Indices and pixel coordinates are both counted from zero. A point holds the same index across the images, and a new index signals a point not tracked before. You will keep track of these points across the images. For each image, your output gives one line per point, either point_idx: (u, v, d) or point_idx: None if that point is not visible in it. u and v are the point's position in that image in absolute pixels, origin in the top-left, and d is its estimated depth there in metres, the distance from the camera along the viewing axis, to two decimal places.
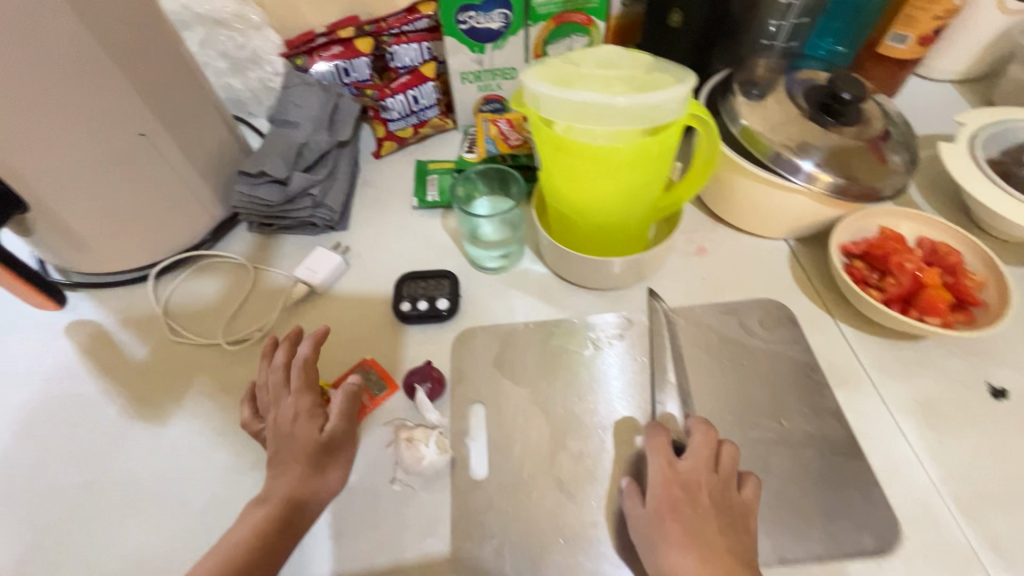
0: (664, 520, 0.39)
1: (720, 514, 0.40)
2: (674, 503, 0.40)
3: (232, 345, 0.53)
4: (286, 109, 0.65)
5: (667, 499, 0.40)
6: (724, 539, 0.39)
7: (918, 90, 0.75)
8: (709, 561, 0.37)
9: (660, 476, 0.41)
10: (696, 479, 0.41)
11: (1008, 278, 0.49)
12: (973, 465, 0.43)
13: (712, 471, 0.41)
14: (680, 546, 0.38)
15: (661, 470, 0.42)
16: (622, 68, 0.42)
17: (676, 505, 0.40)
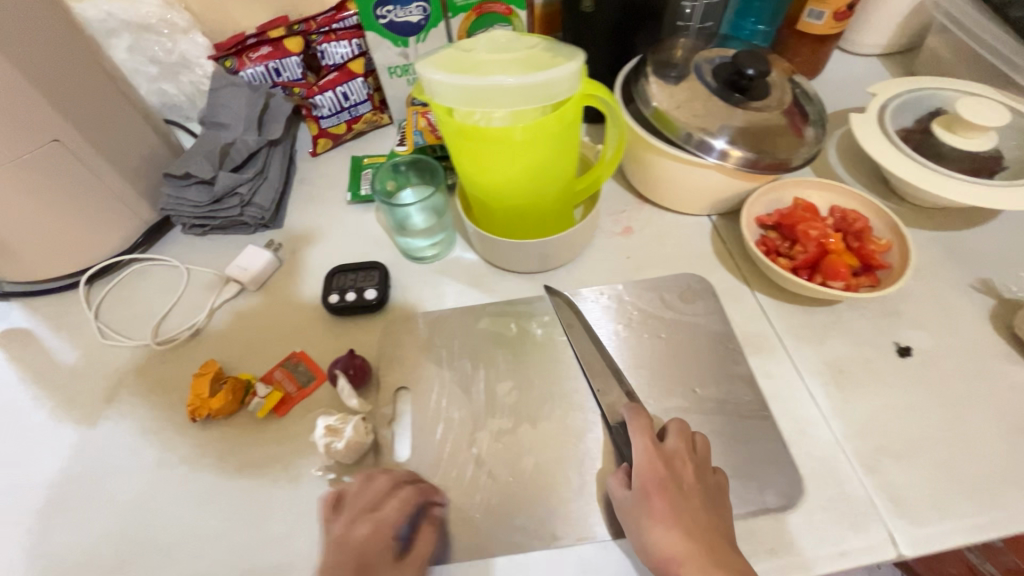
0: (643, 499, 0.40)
1: (702, 492, 0.40)
2: (659, 484, 0.40)
3: (161, 345, 0.54)
4: (215, 111, 0.65)
5: (650, 478, 0.40)
6: (706, 515, 0.39)
7: (844, 65, 0.77)
8: (692, 536, 0.38)
9: (643, 458, 0.41)
10: (675, 457, 0.42)
11: (910, 240, 0.50)
12: (873, 420, 0.45)
13: (692, 453, 0.42)
14: (665, 523, 0.39)
15: (645, 451, 0.41)
16: (513, 51, 0.43)
17: (659, 485, 0.40)
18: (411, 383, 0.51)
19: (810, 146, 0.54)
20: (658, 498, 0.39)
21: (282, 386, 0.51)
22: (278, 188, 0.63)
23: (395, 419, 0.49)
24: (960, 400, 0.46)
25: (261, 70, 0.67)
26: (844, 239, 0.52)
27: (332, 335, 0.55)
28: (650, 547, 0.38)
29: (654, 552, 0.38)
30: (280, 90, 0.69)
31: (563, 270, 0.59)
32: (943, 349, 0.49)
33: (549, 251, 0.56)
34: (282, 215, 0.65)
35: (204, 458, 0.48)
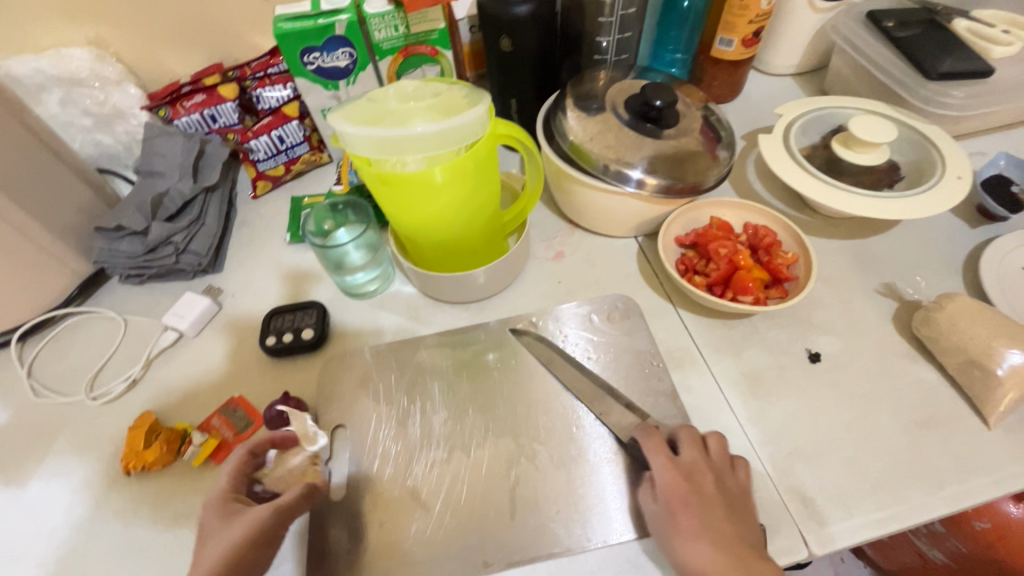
0: (672, 518, 0.41)
1: (725, 500, 0.42)
2: (684, 499, 0.41)
3: (96, 400, 0.54)
4: (148, 160, 0.65)
5: (678, 495, 0.41)
6: (733, 527, 0.41)
7: (760, 85, 0.81)
8: (721, 548, 0.39)
9: (665, 476, 0.42)
10: (697, 467, 0.43)
11: (813, 254, 0.54)
12: (786, 427, 0.48)
13: (708, 461, 0.43)
14: (695, 538, 0.40)
15: (668, 468, 0.42)
16: (423, 100, 0.45)
17: (689, 502, 0.41)
18: (348, 420, 0.52)
19: (722, 166, 0.57)
20: (689, 516, 0.40)
21: (218, 433, 0.51)
22: (215, 234, 0.64)
23: (332, 458, 0.50)
24: (866, 400, 0.49)
25: (196, 118, 0.68)
26: (756, 254, 0.55)
27: (272, 378, 0.55)
28: (688, 564, 0.39)
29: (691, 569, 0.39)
30: (216, 136, 0.69)
31: (498, 299, 0.61)
32: (851, 353, 0.52)
33: (488, 279, 0.58)
34: (222, 259, 0.65)
35: (139, 511, 0.48)
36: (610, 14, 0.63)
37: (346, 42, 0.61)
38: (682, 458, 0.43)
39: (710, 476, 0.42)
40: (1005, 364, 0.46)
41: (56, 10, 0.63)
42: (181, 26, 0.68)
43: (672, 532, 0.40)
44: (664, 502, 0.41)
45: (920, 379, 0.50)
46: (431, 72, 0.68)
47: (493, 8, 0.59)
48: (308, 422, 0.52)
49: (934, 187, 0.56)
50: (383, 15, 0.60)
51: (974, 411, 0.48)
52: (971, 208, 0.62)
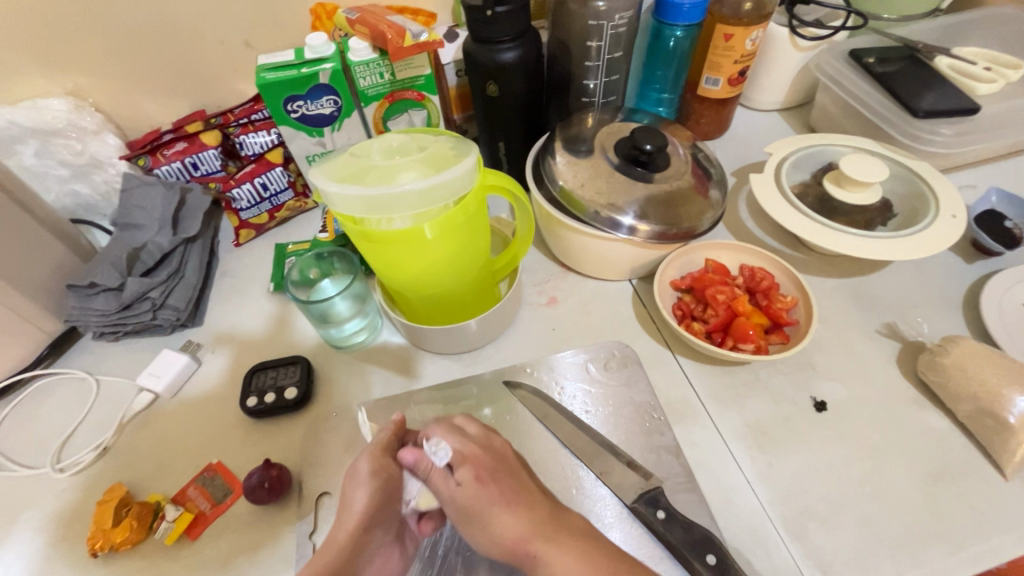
0: (475, 491, 0.40)
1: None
2: (492, 472, 0.42)
3: (62, 472, 0.51)
4: (126, 212, 0.63)
5: (477, 473, 0.41)
6: None
7: (747, 121, 0.82)
8: None
9: (466, 451, 0.43)
10: (467, 452, 0.42)
11: (813, 297, 0.53)
12: (797, 483, 0.46)
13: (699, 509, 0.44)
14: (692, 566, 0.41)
15: (464, 448, 0.43)
16: (410, 154, 0.44)
17: (480, 477, 0.41)
18: (334, 487, 0.49)
19: (716, 208, 0.56)
20: (473, 489, 0.41)
21: (195, 505, 0.48)
22: (195, 287, 0.62)
23: (316, 531, 0.47)
24: (877, 452, 0.47)
25: (176, 166, 0.66)
26: (754, 297, 0.54)
27: (252, 441, 0.52)
28: (498, 534, 0.39)
29: (499, 537, 0.39)
30: (197, 184, 0.68)
31: (490, 348, 0.58)
32: (857, 400, 0.51)
33: (480, 328, 0.55)
34: (203, 312, 0.63)
35: None
36: (596, 58, 0.64)
37: (331, 89, 0.60)
38: (468, 438, 0.44)
39: (472, 467, 0.42)
40: (1015, 411, 0.44)
41: (33, 62, 0.61)
42: (162, 74, 0.67)
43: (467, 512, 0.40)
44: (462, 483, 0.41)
45: (929, 427, 0.49)
46: (417, 117, 0.67)
47: (480, 55, 0.58)
48: (291, 489, 0.49)
49: (930, 225, 0.56)
50: (367, 63, 0.59)
51: (988, 461, 0.46)
52: (968, 243, 0.62)
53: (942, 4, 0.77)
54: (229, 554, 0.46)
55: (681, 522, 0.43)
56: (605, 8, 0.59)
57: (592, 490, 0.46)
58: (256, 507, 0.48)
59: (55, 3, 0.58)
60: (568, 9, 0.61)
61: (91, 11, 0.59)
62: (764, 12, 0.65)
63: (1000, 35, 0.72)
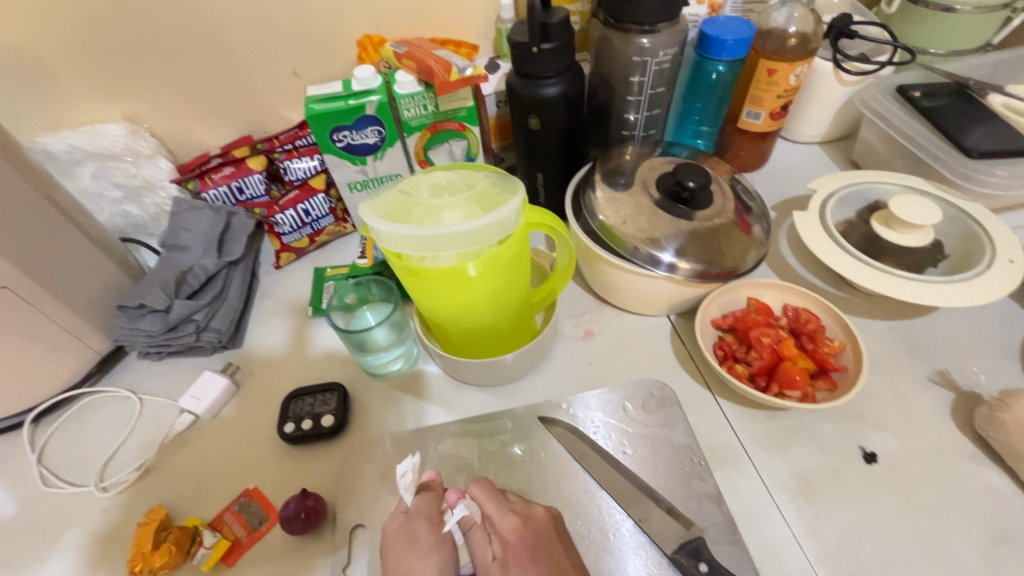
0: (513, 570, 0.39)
1: None
2: (533, 546, 0.41)
3: (105, 491, 0.52)
4: (175, 234, 0.65)
5: (515, 547, 0.40)
6: None
7: (788, 153, 0.81)
8: None
9: (505, 523, 0.42)
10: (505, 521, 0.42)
11: (862, 343, 0.51)
12: (846, 539, 0.44)
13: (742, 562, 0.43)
14: None
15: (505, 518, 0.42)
16: (456, 192, 0.45)
17: (519, 552, 0.40)
18: (368, 519, 0.49)
19: (760, 246, 0.55)
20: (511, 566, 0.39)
21: (231, 532, 0.48)
22: (236, 308, 0.63)
23: (349, 565, 0.46)
24: (932, 510, 0.45)
25: (223, 190, 0.68)
26: (799, 340, 0.53)
27: (287, 468, 0.53)
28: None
29: None
30: (242, 209, 0.69)
31: (525, 381, 0.58)
32: (909, 453, 0.48)
33: (517, 361, 0.55)
34: (242, 334, 0.64)
35: None
36: (638, 93, 0.64)
37: (376, 120, 0.62)
38: (503, 505, 0.43)
39: (515, 539, 0.41)
40: None
41: (93, 89, 0.63)
42: (213, 103, 0.68)
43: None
44: (500, 557, 0.40)
45: (988, 485, 0.46)
46: (457, 146, 0.67)
47: (523, 89, 0.59)
48: (325, 520, 0.49)
49: (985, 270, 0.54)
50: (413, 95, 0.60)
51: None
52: None
53: (993, 39, 0.74)
54: None
55: None
56: (649, 44, 0.59)
57: (630, 538, 0.45)
58: (291, 537, 0.48)
59: (117, 35, 0.60)
60: (611, 45, 0.61)
61: (150, 42, 0.61)
62: (810, 48, 0.65)
63: None
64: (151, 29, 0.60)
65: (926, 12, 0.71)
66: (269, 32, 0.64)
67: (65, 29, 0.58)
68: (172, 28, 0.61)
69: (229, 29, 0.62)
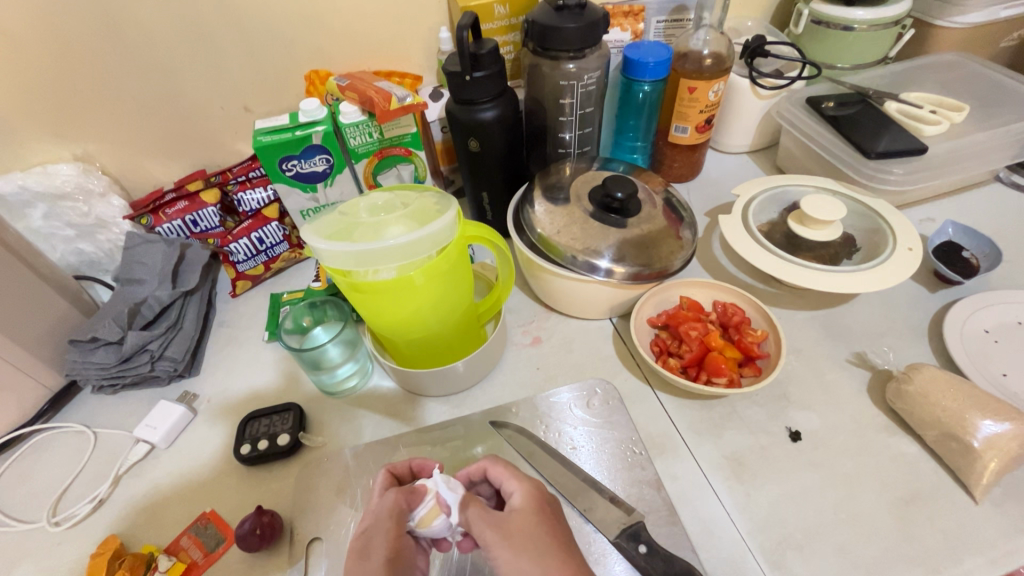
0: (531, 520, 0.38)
1: None
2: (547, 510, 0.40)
3: (57, 525, 0.52)
4: (129, 268, 0.66)
5: (533, 505, 0.40)
6: None
7: (718, 163, 0.87)
8: None
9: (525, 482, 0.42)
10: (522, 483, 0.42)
11: (781, 331, 0.55)
12: (775, 512, 0.47)
13: (680, 541, 0.46)
14: None
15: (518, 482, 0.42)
16: (395, 211, 0.48)
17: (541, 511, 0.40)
18: (325, 531, 0.50)
19: (687, 247, 0.60)
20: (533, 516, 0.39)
21: (188, 555, 0.49)
22: (192, 337, 0.65)
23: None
24: (851, 480, 0.49)
25: (177, 224, 0.69)
26: (727, 332, 0.57)
27: (245, 488, 0.53)
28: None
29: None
30: (197, 240, 0.70)
31: (477, 389, 0.60)
32: (831, 428, 0.52)
33: (467, 369, 0.57)
34: (199, 362, 0.65)
35: None
36: (570, 113, 0.69)
37: (323, 149, 0.65)
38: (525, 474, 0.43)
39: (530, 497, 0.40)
40: (979, 435, 0.46)
41: (45, 132, 0.65)
42: (166, 140, 0.70)
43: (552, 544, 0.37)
44: (519, 509, 0.39)
45: (901, 452, 0.50)
46: (405, 170, 0.71)
47: (461, 115, 0.63)
48: (282, 536, 0.50)
49: (888, 258, 0.59)
50: (357, 124, 0.64)
51: (959, 484, 0.48)
52: (929, 273, 0.65)
53: (889, 53, 0.82)
54: None
55: (661, 555, 0.43)
56: (576, 69, 0.64)
57: (578, 528, 0.48)
58: (248, 554, 0.49)
59: (66, 77, 0.62)
60: (541, 71, 0.66)
61: (100, 82, 0.63)
62: (724, 67, 0.71)
63: (945, 79, 0.78)
64: (102, 68, 0.62)
65: (828, 31, 0.78)
66: (219, 71, 0.67)
67: (12, 73, 0.59)
68: (123, 68, 0.63)
69: (179, 70, 0.65)
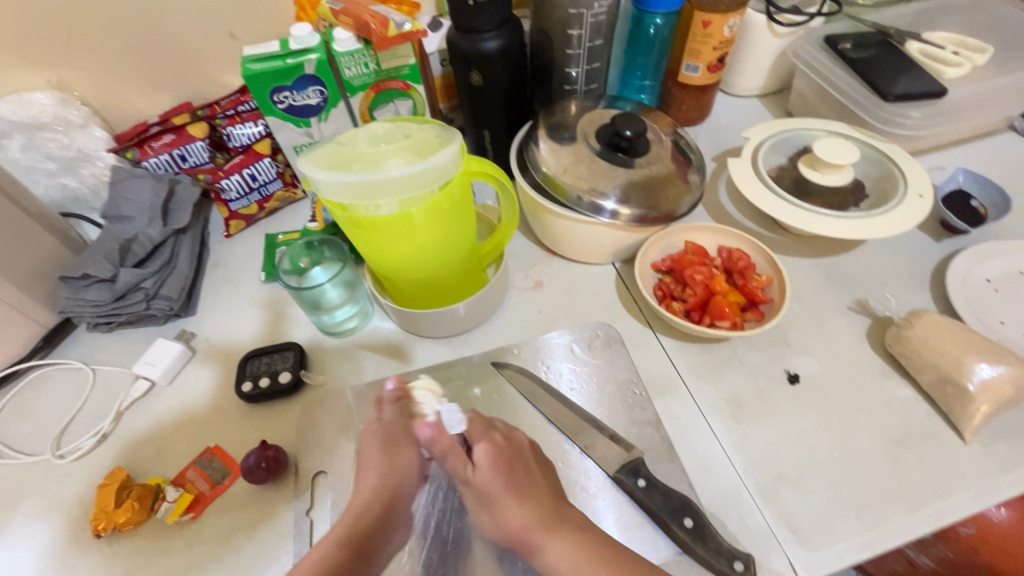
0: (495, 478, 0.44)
1: (705, 541, 0.43)
2: (509, 463, 0.45)
3: (61, 458, 0.52)
4: (116, 204, 0.63)
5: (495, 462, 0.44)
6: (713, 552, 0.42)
7: (727, 106, 0.83)
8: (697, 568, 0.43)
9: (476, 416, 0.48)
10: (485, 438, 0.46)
11: (786, 276, 0.55)
12: (770, 450, 0.49)
13: (678, 476, 0.47)
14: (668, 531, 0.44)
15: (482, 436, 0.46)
16: (396, 142, 0.45)
17: (498, 468, 0.44)
18: (329, 466, 0.51)
19: (694, 192, 0.58)
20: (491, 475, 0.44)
21: (194, 486, 0.50)
22: (187, 277, 0.63)
23: (312, 508, 0.49)
24: (846, 421, 0.50)
25: (165, 158, 0.65)
26: (731, 277, 0.57)
27: (248, 425, 0.54)
28: (503, 522, 0.42)
29: (505, 523, 0.42)
30: (186, 176, 0.67)
31: (479, 331, 0.60)
32: (829, 373, 0.53)
33: (467, 312, 0.57)
34: (195, 301, 0.64)
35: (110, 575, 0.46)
36: (577, 46, 0.65)
37: (317, 80, 0.61)
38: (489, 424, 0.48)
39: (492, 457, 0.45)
40: (975, 379, 0.47)
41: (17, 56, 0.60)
42: (148, 69, 0.66)
43: (482, 495, 0.44)
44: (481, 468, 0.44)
45: (896, 396, 0.51)
46: (403, 106, 0.68)
47: (462, 44, 0.59)
48: (287, 469, 0.51)
49: (896, 206, 0.58)
50: (352, 53, 0.60)
51: (949, 425, 0.49)
52: (936, 222, 0.64)
53: None
54: (229, 531, 0.48)
55: (660, 489, 0.45)
56: None
57: (577, 463, 0.49)
58: (253, 487, 0.50)
59: None
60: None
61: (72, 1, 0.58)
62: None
63: (970, 20, 0.74)
64: None
65: None
66: None
67: None
68: None
69: None
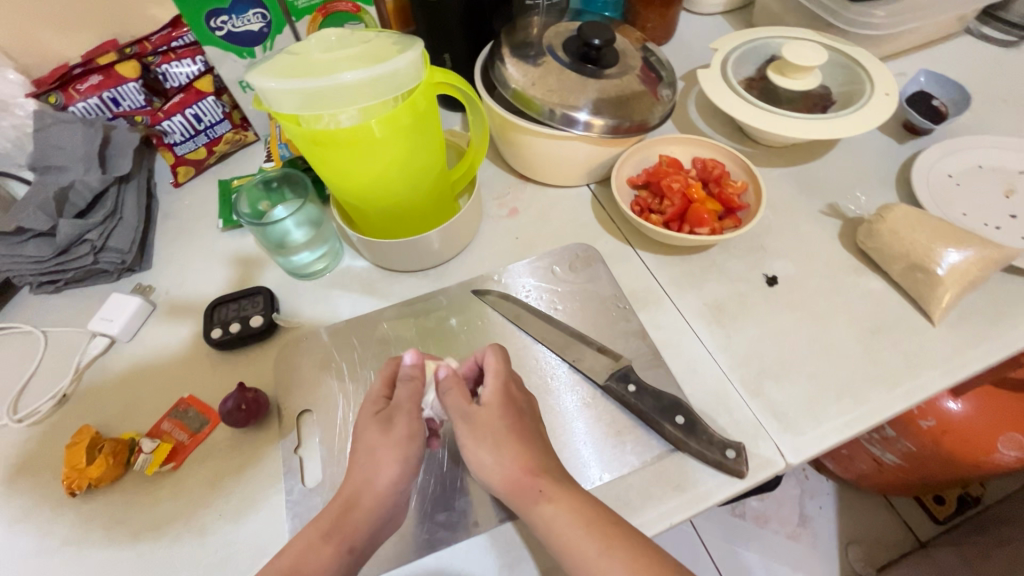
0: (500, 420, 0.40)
1: (697, 436, 0.44)
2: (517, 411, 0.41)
3: (21, 422, 0.49)
4: (44, 153, 0.56)
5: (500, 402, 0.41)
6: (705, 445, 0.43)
7: (692, 24, 0.81)
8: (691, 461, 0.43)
9: (499, 380, 0.42)
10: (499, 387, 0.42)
11: (761, 180, 0.55)
12: (753, 349, 0.50)
13: (667, 381, 0.48)
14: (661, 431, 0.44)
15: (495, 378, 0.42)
16: (352, 49, 0.42)
17: (507, 415, 0.40)
18: (314, 404, 0.49)
19: (666, 105, 0.56)
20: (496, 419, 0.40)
21: (172, 436, 0.47)
22: (136, 228, 0.59)
23: (301, 446, 0.47)
24: (823, 316, 0.51)
25: (94, 102, 0.60)
26: (707, 186, 0.56)
27: (222, 372, 0.52)
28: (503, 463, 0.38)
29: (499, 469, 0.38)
30: (121, 121, 0.61)
31: (456, 262, 0.58)
32: (805, 273, 0.54)
33: (442, 244, 0.55)
34: (149, 254, 0.60)
35: (92, 532, 0.44)
36: None
37: (258, 2, 0.56)
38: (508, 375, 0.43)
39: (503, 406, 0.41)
40: (944, 264, 0.48)
41: None
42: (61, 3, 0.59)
43: (486, 433, 0.39)
44: (488, 404, 0.41)
45: (869, 289, 0.53)
46: None
47: None
48: (269, 412, 0.49)
49: (864, 106, 0.58)
50: None
51: (919, 311, 0.51)
52: (900, 124, 0.65)
53: None
54: (214, 477, 0.46)
55: (650, 392, 0.46)
56: None
57: (564, 377, 0.48)
58: (235, 431, 0.48)
59: None
60: None
61: None
62: None
63: None
64: None
65: None
66: None
67: None
68: None
69: None
